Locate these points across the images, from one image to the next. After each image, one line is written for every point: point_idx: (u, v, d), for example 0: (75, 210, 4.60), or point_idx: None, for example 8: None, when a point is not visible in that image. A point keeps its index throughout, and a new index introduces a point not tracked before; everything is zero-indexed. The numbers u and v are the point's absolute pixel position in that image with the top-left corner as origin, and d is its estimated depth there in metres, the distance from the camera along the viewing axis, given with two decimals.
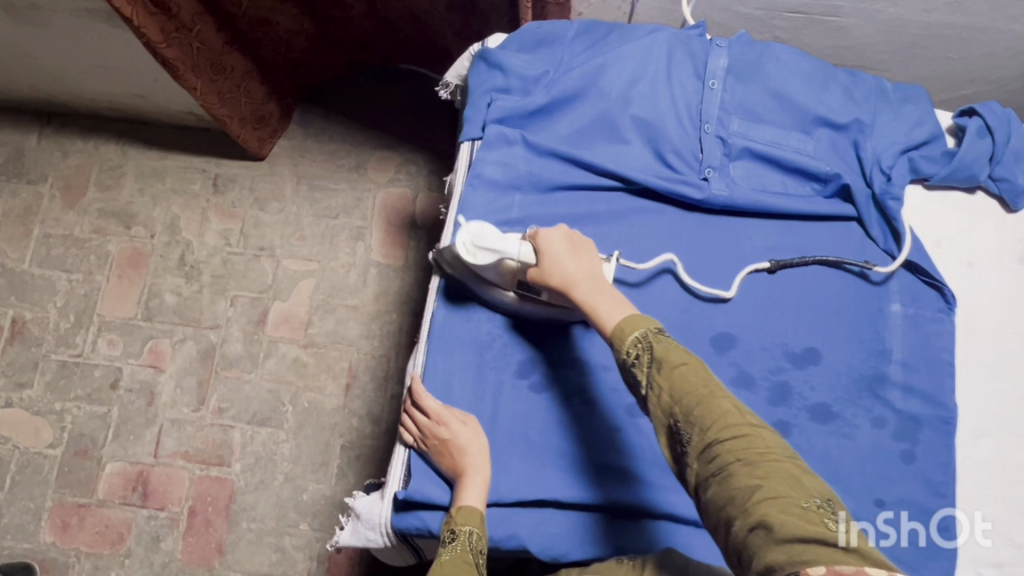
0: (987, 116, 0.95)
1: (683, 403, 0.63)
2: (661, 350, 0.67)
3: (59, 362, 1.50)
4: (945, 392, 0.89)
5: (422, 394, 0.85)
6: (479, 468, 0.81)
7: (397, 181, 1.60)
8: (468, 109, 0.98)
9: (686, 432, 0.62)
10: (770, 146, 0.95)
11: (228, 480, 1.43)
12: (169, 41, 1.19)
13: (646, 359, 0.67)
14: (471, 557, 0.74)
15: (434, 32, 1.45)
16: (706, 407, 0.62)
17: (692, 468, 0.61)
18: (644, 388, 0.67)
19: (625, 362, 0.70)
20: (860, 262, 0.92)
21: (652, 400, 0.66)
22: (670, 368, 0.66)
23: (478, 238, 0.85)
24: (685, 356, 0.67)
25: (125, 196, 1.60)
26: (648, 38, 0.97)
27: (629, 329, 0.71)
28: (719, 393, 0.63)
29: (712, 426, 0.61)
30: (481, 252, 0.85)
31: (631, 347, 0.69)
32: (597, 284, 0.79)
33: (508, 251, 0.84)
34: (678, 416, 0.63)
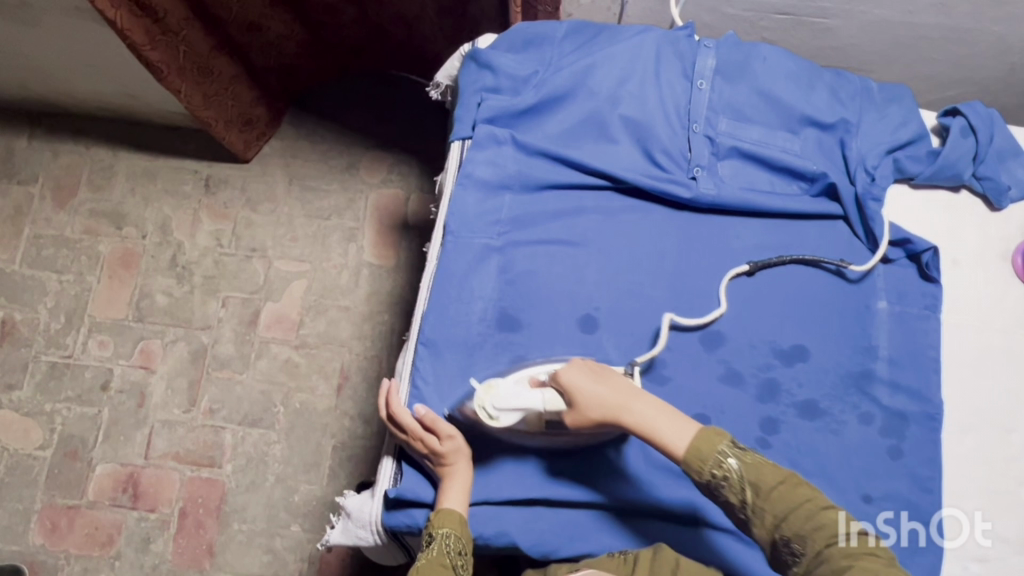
0: (970, 116, 0.96)
1: (787, 519, 0.72)
2: (751, 469, 0.74)
3: (49, 362, 1.49)
4: (931, 388, 0.90)
5: (399, 411, 0.84)
6: (460, 475, 0.81)
7: (388, 182, 1.60)
8: (457, 109, 0.99)
9: (796, 544, 0.72)
10: (757, 145, 0.96)
11: (219, 481, 1.42)
12: (154, 43, 1.20)
13: (738, 481, 0.74)
14: (446, 561, 0.77)
15: (425, 37, 1.46)
16: (812, 521, 0.71)
17: (797, 572, 0.72)
18: (741, 507, 0.74)
19: (709, 484, 0.75)
20: (837, 260, 0.93)
21: (753, 519, 0.74)
22: (767, 489, 0.73)
23: (497, 403, 0.80)
24: (774, 471, 0.75)
25: (116, 196, 1.59)
26: (636, 38, 0.98)
27: (705, 455, 0.75)
28: (819, 504, 0.73)
29: (818, 536, 0.71)
30: (505, 413, 0.81)
31: (717, 470, 0.74)
32: (644, 407, 0.79)
33: (533, 404, 0.80)
34: (785, 532, 0.72)
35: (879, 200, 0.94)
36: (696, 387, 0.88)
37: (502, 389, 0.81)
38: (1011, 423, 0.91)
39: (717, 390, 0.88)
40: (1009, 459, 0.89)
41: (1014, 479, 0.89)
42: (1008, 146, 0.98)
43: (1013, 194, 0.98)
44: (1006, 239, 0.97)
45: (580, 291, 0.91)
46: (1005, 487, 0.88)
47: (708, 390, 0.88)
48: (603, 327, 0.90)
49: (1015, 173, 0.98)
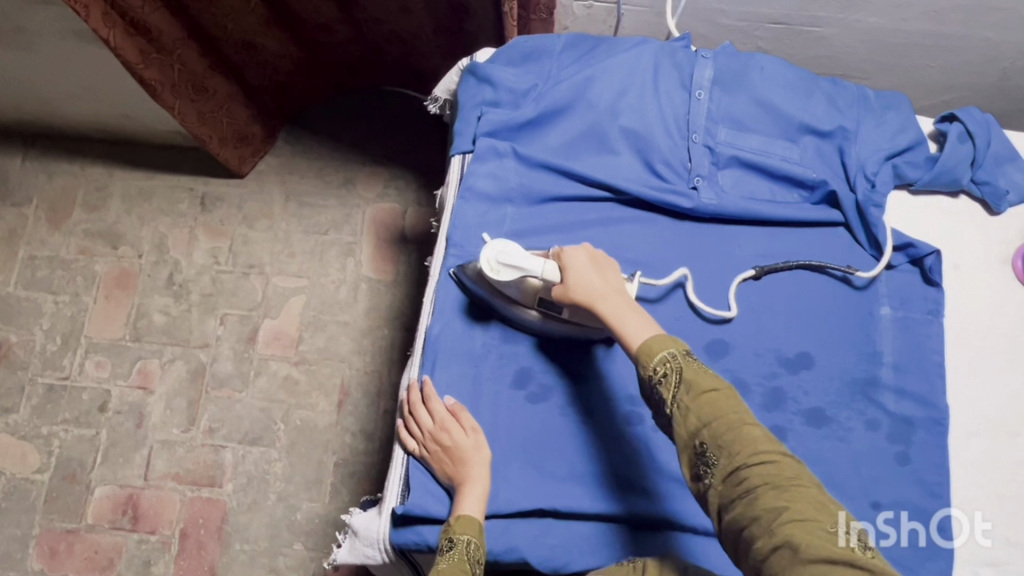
0: (967, 121, 0.97)
1: (711, 427, 0.65)
2: (689, 372, 0.70)
3: (46, 385, 1.48)
4: (936, 393, 0.90)
5: (431, 397, 0.85)
6: (478, 479, 0.81)
7: (386, 196, 1.60)
8: (457, 123, 0.99)
9: (712, 455, 0.65)
10: (757, 154, 0.96)
11: (220, 501, 1.41)
12: (148, 62, 1.21)
13: (674, 381, 0.70)
14: (467, 566, 0.74)
15: (420, 53, 1.46)
16: (735, 433, 0.64)
17: (714, 488, 0.64)
18: (667, 407, 0.69)
19: (650, 380, 0.72)
20: (843, 266, 0.93)
21: (678, 422, 0.68)
22: (698, 392, 0.68)
23: (502, 256, 0.84)
24: (713, 380, 0.69)
25: (111, 216, 1.58)
26: (635, 50, 0.98)
27: (655, 348, 0.73)
28: (746, 418, 0.66)
29: (740, 449, 0.63)
30: (505, 269, 0.85)
31: (660, 366, 0.71)
32: (623, 302, 0.80)
33: (532, 271, 0.84)
34: (705, 438, 0.65)
35: (880, 207, 0.95)
36: None
37: (514, 247, 0.86)
38: (1017, 427, 0.91)
39: None
40: (1015, 462, 0.89)
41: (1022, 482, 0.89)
42: (1005, 151, 0.98)
43: (1011, 198, 0.98)
44: (1006, 243, 0.98)
45: None
46: (1013, 491, 0.88)
47: None
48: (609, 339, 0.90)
49: (1012, 177, 0.98)
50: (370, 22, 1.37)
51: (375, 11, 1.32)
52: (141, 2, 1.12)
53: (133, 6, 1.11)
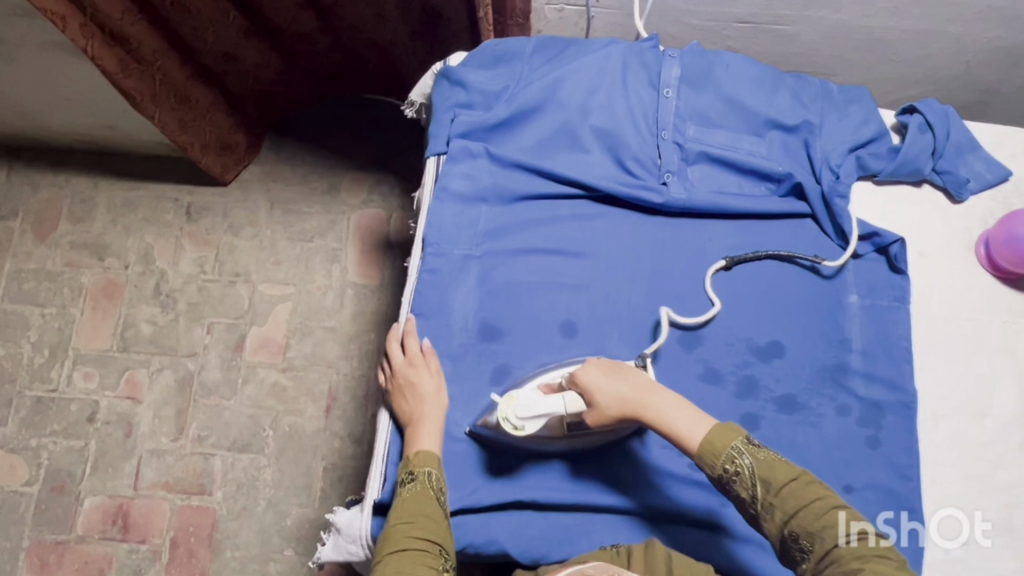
0: (926, 113, 1.00)
1: (797, 516, 0.71)
2: (763, 465, 0.74)
3: (33, 398, 1.48)
4: (904, 377, 0.93)
5: (409, 334, 0.90)
6: (433, 416, 0.84)
7: (370, 203, 1.62)
8: (432, 126, 1.01)
9: (803, 541, 0.71)
10: (724, 149, 0.98)
11: (210, 509, 1.42)
12: (128, 71, 1.22)
13: (749, 477, 0.74)
14: (431, 494, 0.78)
15: (399, 60, 1.49)
16: (823, 520, 0.70)
17: (806, 569, 0.71)
18: (750, 501, 0.74)
19: (722, 479, 0.76)
20: (811, 257, 0.95)
21: (764, 515, 0.74)
22: (779, 486, 0.73)
23: (521, 412, 0.81)
24: (787, 467, 0.74)
25: (97, 228, 1.60)
26: (603, 51, 1.01)
27: (720, 445, 0.76)
28: (829, 502, 0.72)
29: (827, 534, 0.70)
30: (530, 421, 0.82)
31: (730, 464, 0.75)
32: (660, 405, 0.81)
33: (555, 409, 0.82)
34: (794, 527, 0.72)
35: (844, 197, 0.97)
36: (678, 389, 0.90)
37: (525, 395, 0.83)
38: (984, 409, 0.93)
39: (697, 389, 0.90)
40: (984, 444, 0.91)
41: (991, 463, 0.91)
42: (965, 141, 1.01)
43: (972, 186, 1.01)
44: (970, 231, 1.00)
45: (559, 296, 0.93)
46: (983, 473, 0.90)
47: (688, 390, 0.90)
48: (582, 333, 0.92)
49: (973, 166, 1.01)
50: (348, 30, 1.40)
51: (352, 19, 1.35)
52: (119, 13, 1.14)
53: (111, 18, 1.13)
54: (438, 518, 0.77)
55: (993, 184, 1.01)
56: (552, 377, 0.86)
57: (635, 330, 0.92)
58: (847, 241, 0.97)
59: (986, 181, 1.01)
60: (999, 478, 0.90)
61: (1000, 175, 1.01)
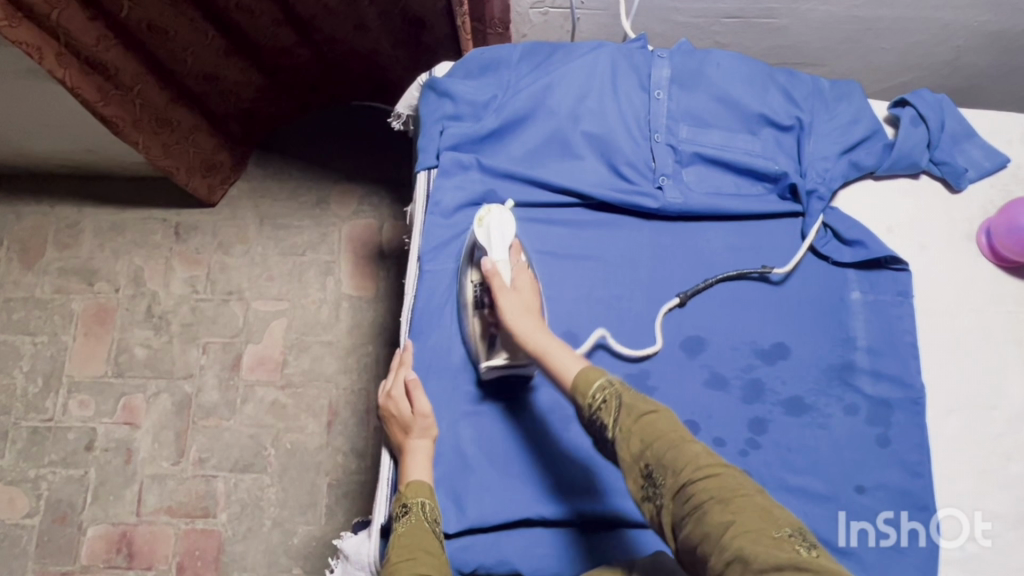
0: (918, 105, 0.99)
1: (655, 446, 0.65)
2: (625, 399, 0.70)
3: (29, 428, 1.46)
4: (912, 373, 0.91)
5: (402, 363, 0.88)
6: (421, 446, 0.83)
7: (361, 213, 1.60)
8: (420, 139, 0.99)
9: (660, 476, 0.64)
10: (718, 150, 0.97)
11: (215, 532, 1.40)
12: (107, 99, 1.20)
13: (612, 406, 0.69)
14: (427, 525, 0.76)
15: (383, 69, 1.46)
16: (677, 450, 0.64)
17: (665, 508, 0.63)
18: (610, 433, 0.69)
19: (588, 410, 0.71)
20: (758, 269, 0.93)
21: (621, 443, 0.67)
22: (638, 414, 0.68)
23: (494, 219, 0.88)
24: (648, 404, 0.69)
25: (85, 252, 1.57)
26: (591, 55, 0.99)
27: (592, 376, 0.73)
28: (688, 436, 0.65)
29: (680, 466, 0.62)
30: (484, 228, 0.88)
31: (597, 394, 0.71)
32: (548, 335, 0.81)
33: (496, 250, 0.87)
34: (649, 459, 0.65)
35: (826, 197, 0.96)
36: (684, 395, 0.89)
37: (510, 224, 0.89)
38: (992, 400, 0.92)
39: (702, 396, 0.89)
40: (994, 436, 0.90)
41: (1002, 454, 0.90)
42: (961, 130, 1.01)
43: (971, 174, 1.00)
44: (969, 221, 0.99)
45: (559, 309, 0.92)
46: (994, 465, 0.89)
47: (693, 396, 0.89)
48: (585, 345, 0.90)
49: (970, 155, 1.00)
50: (329, 42, 1.37)
51: (332, 31, 1.32)
52: (94, 40, 1.11)
53: (86, 45, 1.11)
54: (438, 552, 0.74)
55: (991, 172, 1.00)
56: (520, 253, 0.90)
57: (640, 340, 0.91)
58: (803, 237, 0.96)
59: (985, 169, 1.00)
60: (1012, 470, 0.89)
61: (998, 162, 1.00)
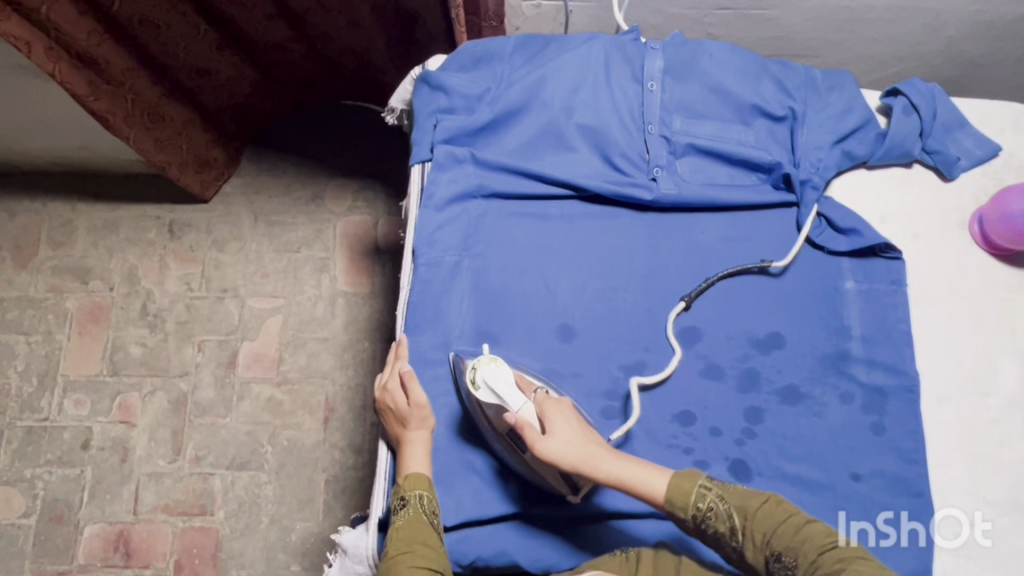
0: (911, 94, 0.99)
1: (778, 535, 0.72)
2: (731, 497, 0.75)
3: (25, 428, 1.45)
4: (906, 360, 0.92)
5: (398, 357, 0.88)
6: (419, 438, 0.83)
7: (355, 209, 1.59)
8: (414, 133, 0.99)
9: (789, 559, 0.71)
10: (712, 140, 0.97)
11: (213, 529, 1.40)
12: (98, 93, 1.19)
13: (723, 509, 0.74)
14: (424, 518, 0.77)
15: (376, 66, 1.46)
16: (800, 535, 0.71)
17: None
18: (731, 538, 0.74)
19: (695, 521, 0.75)
20: (758, 264, 0.94)
21: (745, 544, 0.73)
22: (752, 510, 0.74)
23: (490, 377, 0.82)
24: (755, 493, 0.76)
25: (79, 251, 1.56)
26: (584, 47, 0.99)
27: (687, 487, 0.75)
28: (802, 516, 0.73)
29: (807, 547, 0.71)
30: (488, 390, 0.81)
31: (702, 502, 0.74)
32: (612, 457, 0.78)
33: (515, 401, 0.81)
34: (775, 549, 0.72)
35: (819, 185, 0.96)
36: (679, 386, 0.89)
37: (503, 369, 0.82)
38: (985, 387, 0.92)
39: (698, 386, 0.89)
40: (987, 423, 0.91)
41: (995, 441, 0.90)
42: (953, 119, 1.01)
43: (963, 164, 1.00)
44: (961, 209, 0.99)
45: (555, 302, 0.92)
46: (988, 452, 0.90)
47: (689, 387, 0.89)
48: (580, 336, 0.91)
49: (962, 144, 1.00)
50: (322, 39, 1.37)
51: (325, 27, 1.31)
52: (85, 35, 1.10)
53: (77, 40, 1.10)
54: (435, 543, 0.76)
55: (983, 161, 1.01)
56: (531, 380, 0.85)
57: (635, 330, 0.91)
58: (800, 228, 0.96)
59: (977, 157, 1.00)
60: (1005, 456, 0.89)
61: (989, 150, 1.00)
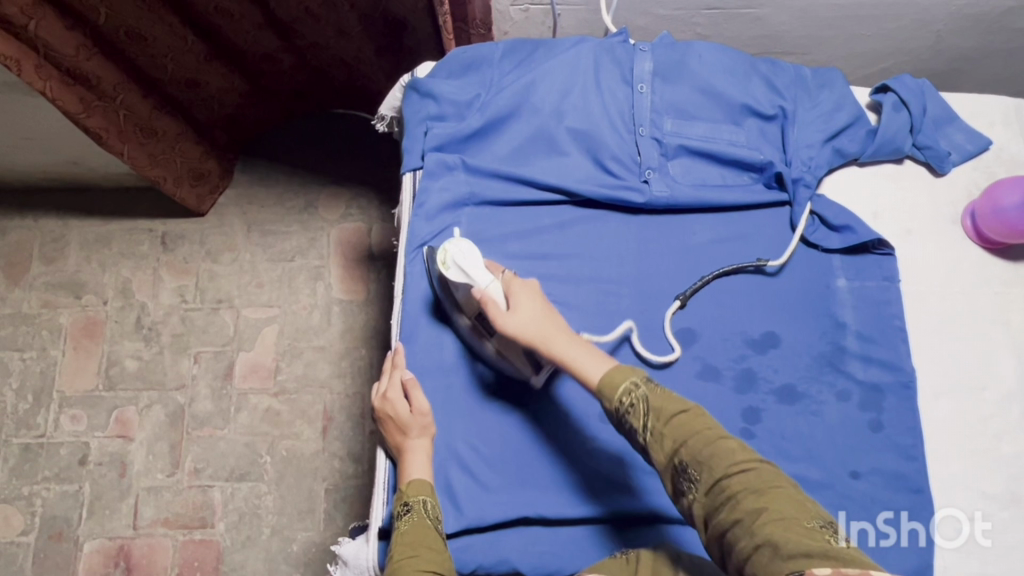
0: (900, 90, 0.99)
1: (687, 445, 0.66)
2: (656, 398, 0.70)
3: (22, 445, 1.45)
4: (902, 356, 0.92)
5: (394, 364, 0.88)
6: (420, 447, 0.83)
7: (349, 217, 1.59)
8: (405, 141, 0.98)
9: (693, 471, 0.65)
10: (703, 141, 0.97)
11: (214, 542, 1.39)
12: (90, 110, 1.19)
13: (643, 408, 0.70)
14: (429, 522, 0.76)
15: (365, 74, 1.45)
16: (712, 448, 0.65)
17: (695, 501, 0.65)
18: (642, 436, 0.70)
19: (618, 413, 0.72)
20: (754, 262, 0.94)
21: (655, 447, 0.68)
22: (668, 416, 0.68)
23: (457, 255, 0.84)
24: (679, 402, 0.70)
25: (72, 265, 1.55)
26: (573, 50, 0.98)
27: (619, 378, 0.73)
28: (722, 433, 0.66)
29: (716, 462, 0.63)
30: (455, 268, 0.84)
31: (626, 397, 0.71)
32: (567, 340, 0.79)
33: (479, 278, 0.83)
34: (683, 456, 0.66)
35: (810, 184, 0.97)
36: (677, 388, 0.89)
37: (472, 250, 0.85)
38: (981, 381, 0.92)
39: (696, 387, 0.89)
40: (985, 418, 0.91)
41: (994, 435, 0.90)
42: (943, 114, 1.01)
43: (954, 158, 1.00)
44: (953, 204, 1.00)
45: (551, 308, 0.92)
46: (987, 445, 0.90)
47: (687, 389, 0.89)
48: None
49: (953, 138, 1.00)
50: (311, 48, 1.36)
51: (313, 36, 1.31)
52: (74, 50, 1.10)
53: (66, 56, 1.09)
54: (440, 548, 0.74)
55: (974, 155, 1.01)
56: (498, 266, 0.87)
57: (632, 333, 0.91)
58: (795, 228, 0.96)
59: (967, 151, 1.00)
60: (1004, 449, 0.90)
61: (980, 144, 1.00)
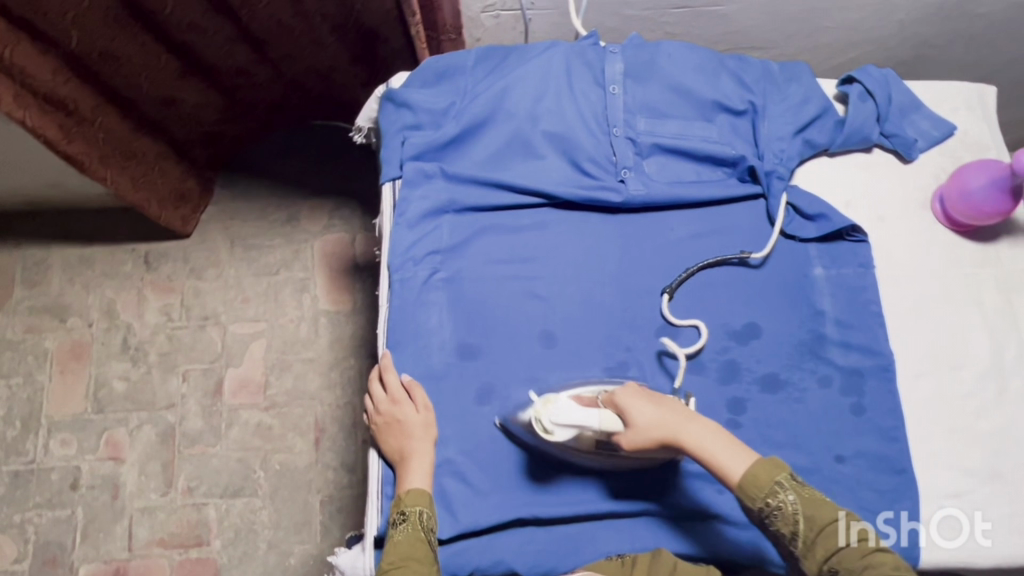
0: (866, 81, 1.02)
1: (841, 555, 0.72)
2: (805, 503, 0.75)
3: (11, 472, 1.44)
4: (879, 340, 0.94)
5: (387, 369, 0.88)
6: (422, 452, 0.84)
7: (332, 227, 1.59)
8: (383, 151, 0.99)
9: None
10: (676, 139, 0.98)
11: (211, 559, 1.39)
12: (70, 136, 1.20)
13: (791, 511, 0.75)
14: (422, 535, 0.78)
15: (341, 84, 1.46)
16: (863, 559, 0.71)
17: None
18: (788, 538, 0.75)
19: (762, 513, 0.75)
20: (738, 254, 0.95)
21: (805, 554, 0.74)
22: (820, 524, 0.74)
23: (555, 416, 0.78)
24: (830, 508, 0.75)
25: (55, 289, 1.55)
26: (544, 55, 1.00)
27: (762, 480, 0.75)
28: (872, 544, 0.72)
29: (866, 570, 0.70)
30: (561, 427, 0.78)
31: (771, 499, 0.75)
32: (695, 429, 0.80)
33: (589, 421, 0.78)
34: (832, 563, 0.72)
35: (783, 176, 0.99)
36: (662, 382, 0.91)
37: (560, 402, 0.79)
38: (957, 360, 0.95)
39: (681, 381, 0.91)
40: (963, 396, 0.93)
41: (972, 413, 0.92)
42: (908, 102, 1.04)
43: (921, 144, 1.03)
44: (923, 189, 1.02)
45: (534, 309, 0.93)
46: (966, 423, 0.92)
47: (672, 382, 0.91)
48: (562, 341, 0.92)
49: (919, 125, 1.03)
50: (286, 61, 1.36)
51: (287, 48, 1.31)
52: (51, 76, 1.11)
53: (43, 81, 1.10)
54: (430, 561, 0.76)
55: (940, 140, 1.03)
56: (586, 392, 0.85)
57: (614, 330, 0.93)
58: (773, 220, 0.98)
59: (933, 138, 1.03)
60: (983, 426, 0.92)
61: (944, 130, 1.03)
